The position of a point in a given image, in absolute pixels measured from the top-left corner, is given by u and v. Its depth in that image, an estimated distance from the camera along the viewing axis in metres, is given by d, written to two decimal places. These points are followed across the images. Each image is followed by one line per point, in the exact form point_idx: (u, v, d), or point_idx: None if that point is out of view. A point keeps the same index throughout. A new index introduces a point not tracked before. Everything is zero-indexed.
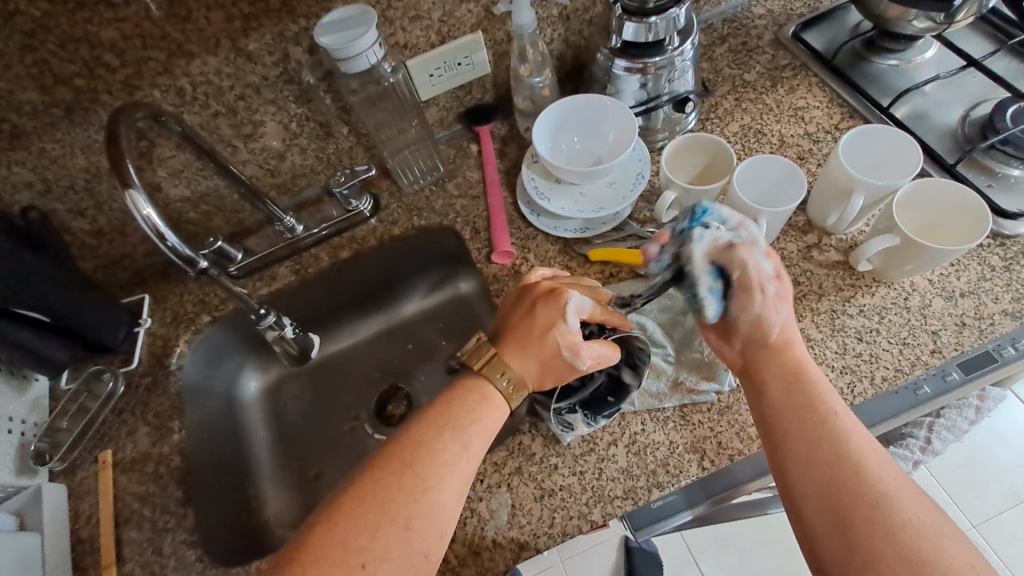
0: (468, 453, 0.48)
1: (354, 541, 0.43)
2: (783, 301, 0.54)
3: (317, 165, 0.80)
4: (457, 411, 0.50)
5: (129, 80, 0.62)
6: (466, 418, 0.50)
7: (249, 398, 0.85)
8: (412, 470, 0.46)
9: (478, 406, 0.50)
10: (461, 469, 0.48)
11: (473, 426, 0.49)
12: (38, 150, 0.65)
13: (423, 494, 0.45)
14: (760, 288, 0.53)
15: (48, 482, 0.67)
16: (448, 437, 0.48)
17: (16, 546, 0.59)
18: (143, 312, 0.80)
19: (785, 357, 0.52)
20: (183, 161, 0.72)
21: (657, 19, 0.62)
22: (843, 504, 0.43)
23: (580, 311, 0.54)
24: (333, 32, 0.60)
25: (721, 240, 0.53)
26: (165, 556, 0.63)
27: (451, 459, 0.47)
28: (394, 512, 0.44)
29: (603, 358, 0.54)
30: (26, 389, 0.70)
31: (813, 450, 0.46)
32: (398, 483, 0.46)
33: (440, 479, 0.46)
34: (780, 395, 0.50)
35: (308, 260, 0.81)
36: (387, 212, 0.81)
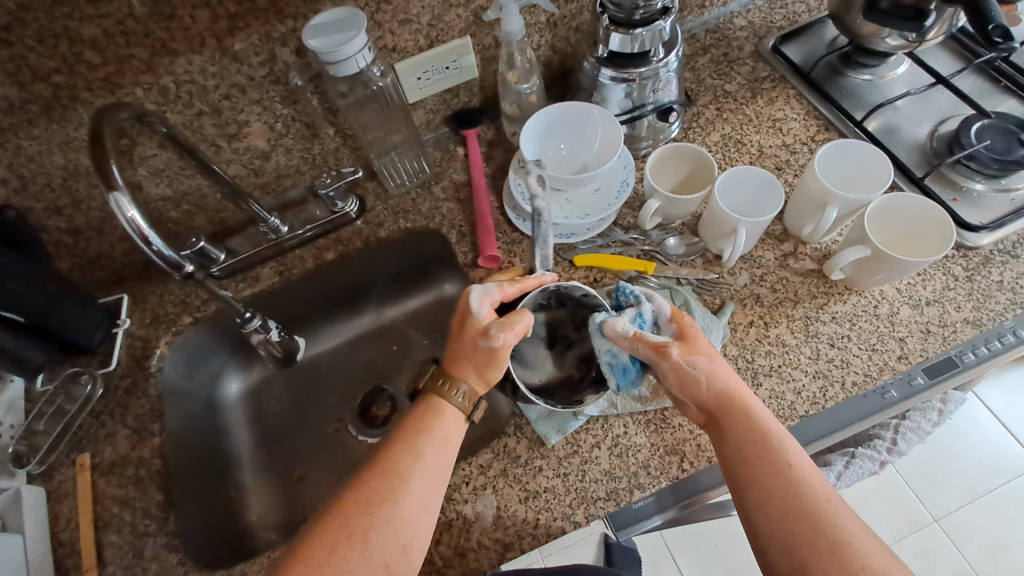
0: (422, 464, 0.49)
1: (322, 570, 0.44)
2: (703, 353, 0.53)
3: (302, 166, 0.80)
4: (409, 426, 0.51)
5: (110, 78, 0.61)
6: (417, 431, 0.51)
7: (230, 400, 0.84)
8: (368, 485, 0.47)
9: (430, 418, 0.52)
10: (418, 480, 0.48)
11: (423, 436, 0.50)
12: (13, 147, 0.63)
13: (379, 506, 0.46)
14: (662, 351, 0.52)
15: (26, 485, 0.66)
16: (402, 451, 0.49)
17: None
18: (122, 312, 0.79)
19: (743, 406, 0.51)
20: (165, 160, 0.71)
21: (642, 31, 0.64)
22: (802, 555, 0.44)
23: (482, 300, 0.55)
24: (322, 35, 0.60)
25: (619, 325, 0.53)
26: (146, 560, 0.63)
27: (406, 470, 0.48)
28: (353, 527, 0.45)
29: (517, 328, 0.53)
30: (1, 391, 0.69)
31: (774, 507, 0.46)
32: (355, 499, 0.47)
33: (397, 491, 0.47)
34: (737, 449, 0.50)
35: (293, 261, 0.80)
36: (373, 213, 0.81)
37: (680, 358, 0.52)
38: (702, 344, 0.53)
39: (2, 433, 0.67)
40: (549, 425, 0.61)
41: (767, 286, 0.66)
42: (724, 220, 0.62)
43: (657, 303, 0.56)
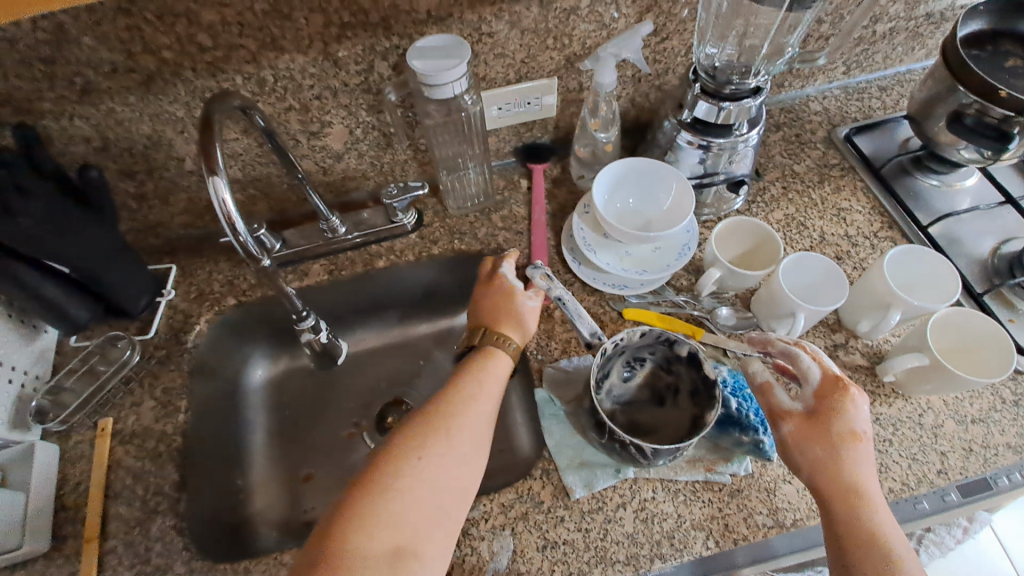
0: (485, 390, 0.57)
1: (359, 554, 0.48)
2: (818, 441, 0.53)
3: (369, 171, 0.83)
4: (472, 362, 0.59)
5: (216, 62, 0.63)
6: (479, 365, 0.59)
7: (253, 386, 0.84)
8: (442, 405, 0.55)
9: (491, 355, 0.60)
10: (485, 402, 0.56)
11: (484, 368, 0.59)
12: (106, 110, 0.65)
13: (453, 417, 0.54)
14: (775, 419, 0.56)
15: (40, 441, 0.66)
16: (469, 380, 0.57)
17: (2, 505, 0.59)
18: (167, 283, 0.80)
19: (857, 506, 0.51)
20: (245, 145, 0.72)
21: (729, 105, 0.65)
22: None
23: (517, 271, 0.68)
24: (426, 57, 0.62)
25: (761, 388, 0.58)
26: (152, 538, 0.62)
27: (473, 392, 0.56)
28: (432, 430, 0.52)
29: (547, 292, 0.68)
30: (35, 340, 0.71)
31: None
32: (432, 412, 0.54)
33: (468, 406, 0.55)
34: (837, 542, 0.50)
35: (343, 262, 0.81)
36: (429, 229, 0.83)
37: (788, 436, 0.55)
38: (828, 431, 0.53)
39: (26, 384, 0.68)
40: (576, 477, 0.61)
41: None
42: (783, 303, 0.63)
43: (805, 368, 0.56)
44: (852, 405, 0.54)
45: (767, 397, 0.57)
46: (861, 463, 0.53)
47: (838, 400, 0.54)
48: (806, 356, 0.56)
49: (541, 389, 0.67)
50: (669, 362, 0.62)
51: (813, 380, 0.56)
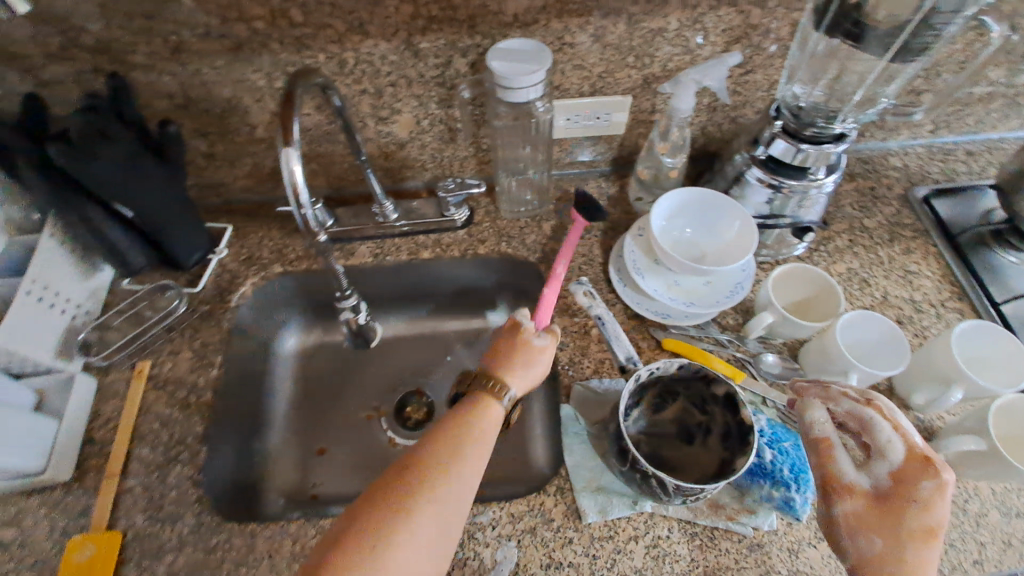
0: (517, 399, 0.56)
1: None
2: (878, 527, 0.51)
3: (428, 163, 0.84)
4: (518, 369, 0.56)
5: (303, 39, 0.65)
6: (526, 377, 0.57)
7: (284, 352, 0.86)
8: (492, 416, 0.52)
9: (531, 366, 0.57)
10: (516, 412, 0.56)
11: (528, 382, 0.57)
12: (193, 70, 0.68)
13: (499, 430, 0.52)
14: (831, 487, 0.53)
15: (81, 372, 0.70)
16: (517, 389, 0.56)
17: (36, 431, 0.62)
18: (222, 242, 0.82)
19: None
20: (315, 121, 0.74)
21: (808, 148, 0.63)
22: None
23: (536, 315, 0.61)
24: (507, 60, 0.62)
25: (824, 445, 0.54)
26: (168, 485, 0.64)
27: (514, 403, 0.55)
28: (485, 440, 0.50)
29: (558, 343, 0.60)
30: (92, 277, 0.75)
31: None
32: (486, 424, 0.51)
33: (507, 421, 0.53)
34: None
35: (390, 247, 0.82)
36: (478, 228, 0.83)
37: (843, 510, 0.52)
38: (898, 519, 0.50)
39: (77, 318, 0.73)
40: (590, 501, 0.59)
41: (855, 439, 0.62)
42: (836, 359, 0.60)
43: (888, 442, 0.52)
44: (937, 500, 0.50)
45: (831, 460, 0.54)
46: (928, 564, 0.49)
47: (913, 481, 0.51)
48: (886, 429, 0.52)
49: (568, 405, 0.65)
50: (704, 398, 0.60)
51: (894, 457, 0.52)
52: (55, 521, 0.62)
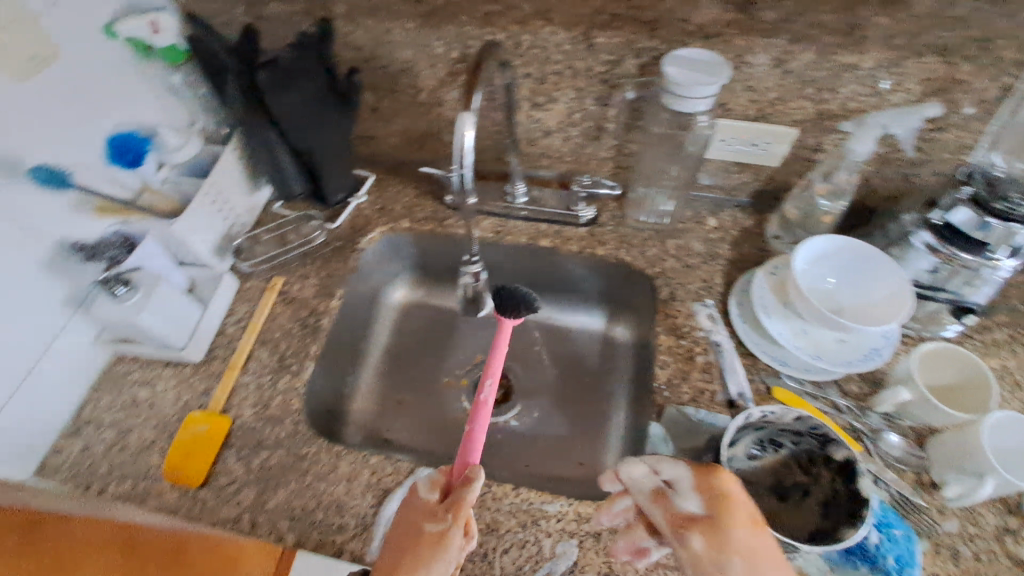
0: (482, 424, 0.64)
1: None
2: None
3: (567, 156, 0.85)
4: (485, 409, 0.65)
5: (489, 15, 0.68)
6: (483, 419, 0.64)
7: (390, 302, 0.94)
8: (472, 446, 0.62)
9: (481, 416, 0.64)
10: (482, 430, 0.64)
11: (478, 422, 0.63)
12: (384, 28, 0.74)
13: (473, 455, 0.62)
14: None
15: (227, 273, 0.80)
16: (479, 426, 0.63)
17: (184, 313, 0.73)
18: (363, 189, 0.90)
19: None
20: (475, 96, 0.79)
21: (996, 222, 0.57)
22: None
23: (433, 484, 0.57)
24: (684, 67, 0.61)
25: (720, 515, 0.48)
26: (277, 390, 0.72)
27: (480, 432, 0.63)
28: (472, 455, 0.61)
29: (464, 508, 0.54)
30: (253, 194, 0.86)
31: None
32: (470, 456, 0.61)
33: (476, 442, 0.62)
34: None
35: (512, 229, 0.85)
36: (601, 229, 0.84)
37: None
38: None
39: (236, 228, 0.83)
40: None
41: (972, 549, 0.55)
42: (975, 457, 0.54)
43: (674, 466, 0.52)
44: (727, 490, 0.49)
45: (740, 532, 0.47)
46: None
47: (733, 518, 0.48)
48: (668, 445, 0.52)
49: (658, 425, 0.65)
50: (811, 458, 0.58)
51: (685, 476, 0.51)
52: (185, 392, 0.73)
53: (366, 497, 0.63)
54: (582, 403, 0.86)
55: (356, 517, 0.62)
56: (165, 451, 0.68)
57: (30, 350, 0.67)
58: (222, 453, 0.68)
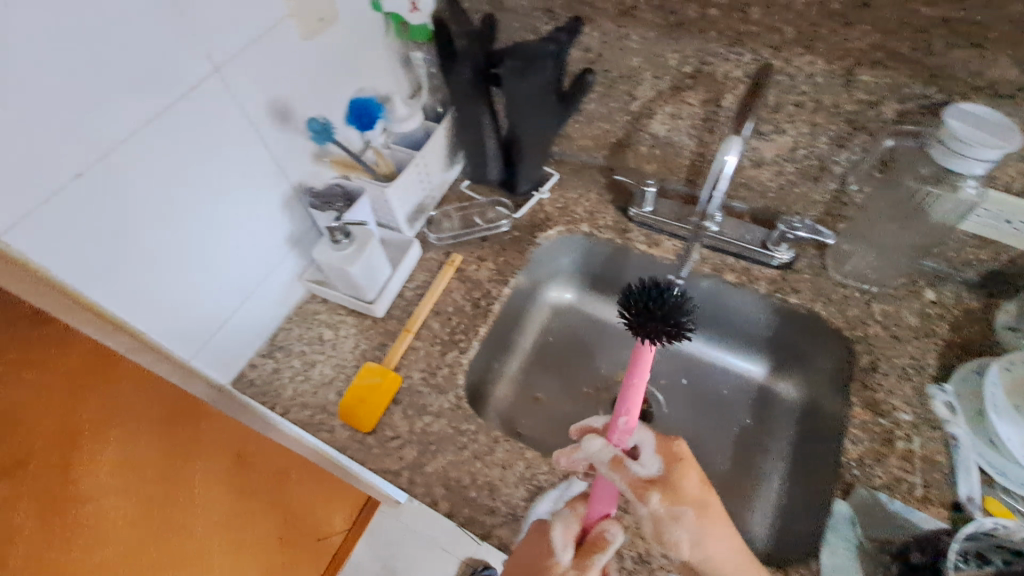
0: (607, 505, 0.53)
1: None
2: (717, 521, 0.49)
3: (772, 191, 0.82)
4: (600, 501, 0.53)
5: (743, 35, 0.66)
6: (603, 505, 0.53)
7: (545, 299, 0.97)
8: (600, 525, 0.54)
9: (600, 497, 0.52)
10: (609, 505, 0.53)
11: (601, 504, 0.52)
12: (621, 34, 0.73)
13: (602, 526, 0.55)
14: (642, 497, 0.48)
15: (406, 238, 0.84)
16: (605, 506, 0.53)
17: (377, 269, 0.77)
18: (546, 184, 0.91)
19: None
20: (695, 114, 0.78)
21: None
22: None
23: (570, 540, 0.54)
24: (969, 123, 0.55)
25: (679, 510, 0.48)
26: (446, 361, 0.76)
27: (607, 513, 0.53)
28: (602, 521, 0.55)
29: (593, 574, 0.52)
30: (447, 170, 0.90)
31: None
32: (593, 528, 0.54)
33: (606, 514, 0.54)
34: None
35: (694, 254, 0.83)
36: (797, 275, 0.79)
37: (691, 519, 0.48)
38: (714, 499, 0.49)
39: (428, 199, 0.88)
40: None
41: None
42: None
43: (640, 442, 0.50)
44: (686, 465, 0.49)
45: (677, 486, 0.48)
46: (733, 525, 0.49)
47: (687, 474, 0.49)
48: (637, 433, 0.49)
49: (845, 504, 0.60)
50: None
51: (647, 446, 0.49)
52: (362, 342, 0.78)
53: (518, 489, 0.65)
54: (726, 453, 0.84)
55: (507, 504, 0.64)
56: (340, 393, 0.74)
57: (252, 278, 0.74)
58: (389, 408, 0.72)
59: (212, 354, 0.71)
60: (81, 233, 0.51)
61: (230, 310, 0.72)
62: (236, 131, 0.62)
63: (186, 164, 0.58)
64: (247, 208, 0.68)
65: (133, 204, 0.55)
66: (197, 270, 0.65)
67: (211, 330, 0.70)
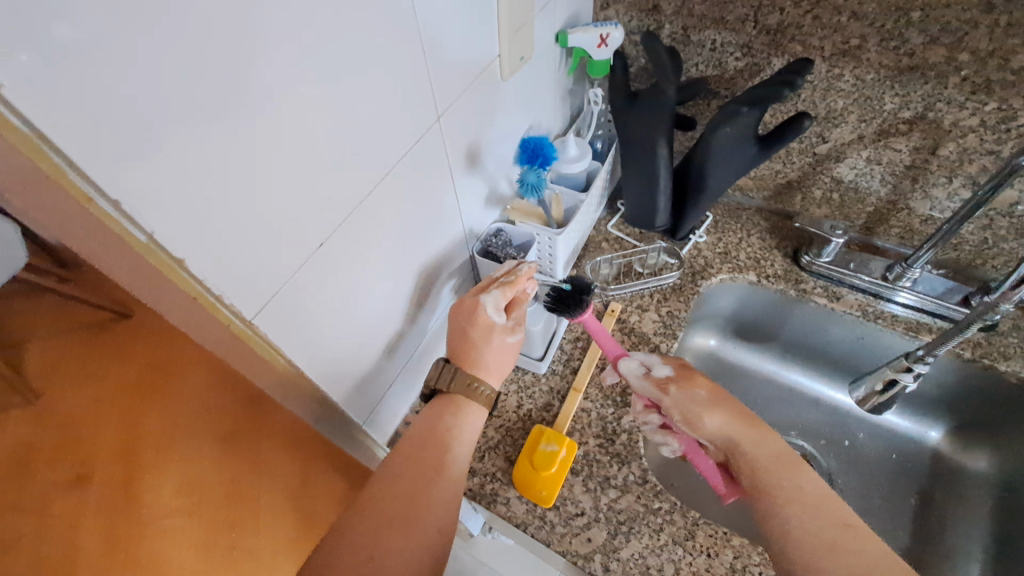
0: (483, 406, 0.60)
1: (486, 377, 0.60)
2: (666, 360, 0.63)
3: (973, 247, 0.75)
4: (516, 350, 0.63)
5: (994, 83, 0.59)
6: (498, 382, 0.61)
7: (691, 348, 0.89)
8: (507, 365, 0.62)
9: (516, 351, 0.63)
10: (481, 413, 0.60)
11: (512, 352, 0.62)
12: (833, 75, 0.67)
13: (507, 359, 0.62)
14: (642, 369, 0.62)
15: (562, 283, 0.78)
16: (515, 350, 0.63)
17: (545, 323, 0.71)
18: (702, 227, 0.86)
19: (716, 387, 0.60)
20: (898, 161, 0.71)
21: None
22: None
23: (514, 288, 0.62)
24: None
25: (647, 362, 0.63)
26: (621, 427, 0.68)
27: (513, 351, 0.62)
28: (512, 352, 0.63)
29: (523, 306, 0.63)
30: (600, 207, 0.84)
31: None
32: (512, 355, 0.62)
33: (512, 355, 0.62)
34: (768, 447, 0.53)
35: (882, 311, 0.76)
36: (1001, 339, 0.73)
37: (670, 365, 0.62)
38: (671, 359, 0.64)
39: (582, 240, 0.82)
40: None
41: None
42: None
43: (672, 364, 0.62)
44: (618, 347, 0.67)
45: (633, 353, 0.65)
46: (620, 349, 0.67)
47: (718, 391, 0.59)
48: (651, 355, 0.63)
49: None
50: None
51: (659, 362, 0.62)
52: (525, 400, 0.72)
53: None
54: (907, 526, 0.76)
55: None
56: (509, 458, 0.67)
57: (425, 337, 0.67)
58: (569, 478, 0.64)
59: (381, 419, 0.65)
60: (307, 305, 0.44)
61: (403, 373, 0.65)
62: (439, 164, 0.55)
63: (400, 219, 0.52)
64: (434, 265, 0.62)
65: (354, 269, 0.48)
66: (388, 337, 0.58)
67: (386, 394, 0.63)
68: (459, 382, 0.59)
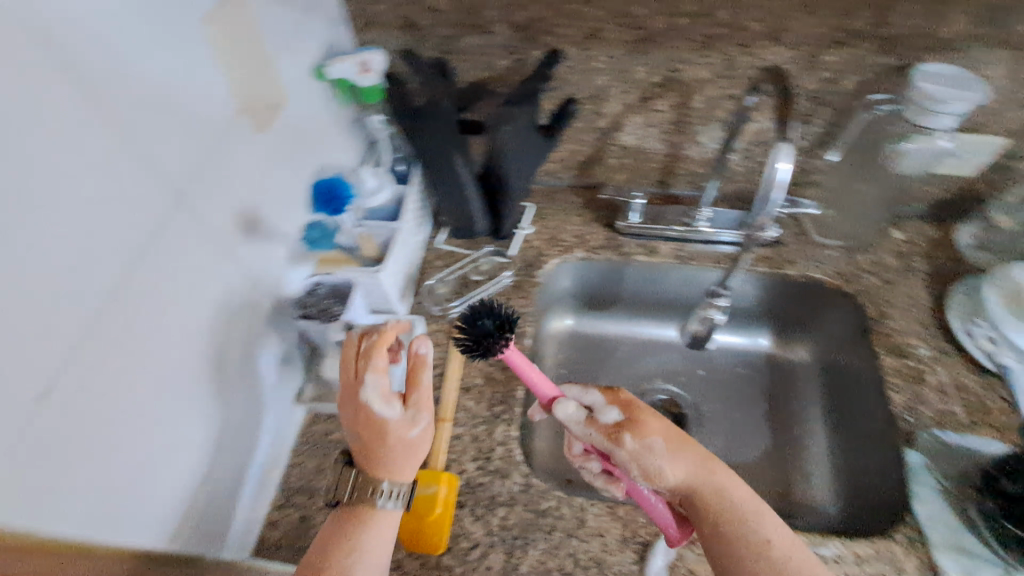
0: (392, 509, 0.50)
1: (394, 478, 0.51)
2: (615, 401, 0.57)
3: (745, 177, 0.85)
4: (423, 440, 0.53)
5: (711, 38, 0.67)
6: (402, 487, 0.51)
7: (550, 335, 0.91)
8: (412, 459, 0.52)
9: (418, 441, 0.53)
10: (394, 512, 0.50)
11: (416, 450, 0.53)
12: (587, 56, 0.71)
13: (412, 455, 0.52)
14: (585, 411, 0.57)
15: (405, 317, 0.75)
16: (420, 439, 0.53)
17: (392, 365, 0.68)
18: (526, 219, 0.88)
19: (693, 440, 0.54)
20: (664, 119, 0.78)
21: None
22: None
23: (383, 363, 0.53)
24: (936, 82, 0.62)
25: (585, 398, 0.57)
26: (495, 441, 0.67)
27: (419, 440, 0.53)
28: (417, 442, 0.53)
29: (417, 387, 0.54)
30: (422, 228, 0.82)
31: None
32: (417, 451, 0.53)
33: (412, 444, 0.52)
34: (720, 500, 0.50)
35: (693, 252, 0.84)
36: (785, 249, 0.84)
37: (629, 404, 0.57)
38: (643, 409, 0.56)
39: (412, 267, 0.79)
40: (949, 558, 0.56)
41: None
42: None
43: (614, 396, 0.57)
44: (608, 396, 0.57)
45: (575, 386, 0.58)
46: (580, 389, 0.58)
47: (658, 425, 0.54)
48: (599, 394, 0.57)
49: (914, 452, 0.64)
50: None
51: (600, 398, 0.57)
52: None
53: (625, 554, 0.59)
54: (765, 432, 0.84)
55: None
56: None
57: (253, 424, 0.61)
58: (455, 514, 0.62)
59: (231, 532, 0.57)
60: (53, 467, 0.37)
61: (237, 472, 0.58)
62: (192, 250, 0.50)
63: (158, 325, 0.46)
64: (233, 347, 0.56)
65: (111, 401, 0.42)
66: (199, 446, 0.52)
67: (227, 502, 0.57)
68: (359, 493, 0.50)
